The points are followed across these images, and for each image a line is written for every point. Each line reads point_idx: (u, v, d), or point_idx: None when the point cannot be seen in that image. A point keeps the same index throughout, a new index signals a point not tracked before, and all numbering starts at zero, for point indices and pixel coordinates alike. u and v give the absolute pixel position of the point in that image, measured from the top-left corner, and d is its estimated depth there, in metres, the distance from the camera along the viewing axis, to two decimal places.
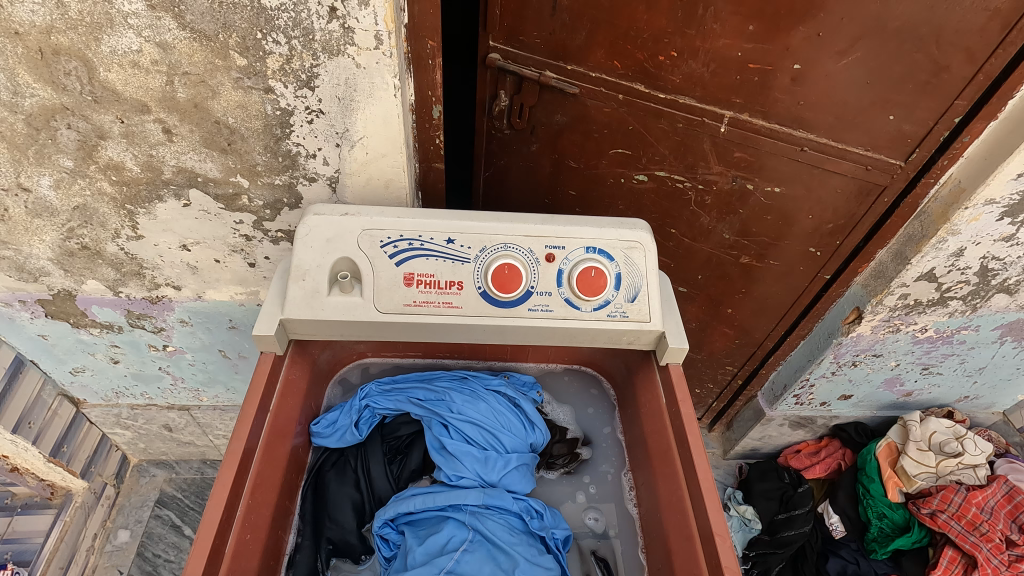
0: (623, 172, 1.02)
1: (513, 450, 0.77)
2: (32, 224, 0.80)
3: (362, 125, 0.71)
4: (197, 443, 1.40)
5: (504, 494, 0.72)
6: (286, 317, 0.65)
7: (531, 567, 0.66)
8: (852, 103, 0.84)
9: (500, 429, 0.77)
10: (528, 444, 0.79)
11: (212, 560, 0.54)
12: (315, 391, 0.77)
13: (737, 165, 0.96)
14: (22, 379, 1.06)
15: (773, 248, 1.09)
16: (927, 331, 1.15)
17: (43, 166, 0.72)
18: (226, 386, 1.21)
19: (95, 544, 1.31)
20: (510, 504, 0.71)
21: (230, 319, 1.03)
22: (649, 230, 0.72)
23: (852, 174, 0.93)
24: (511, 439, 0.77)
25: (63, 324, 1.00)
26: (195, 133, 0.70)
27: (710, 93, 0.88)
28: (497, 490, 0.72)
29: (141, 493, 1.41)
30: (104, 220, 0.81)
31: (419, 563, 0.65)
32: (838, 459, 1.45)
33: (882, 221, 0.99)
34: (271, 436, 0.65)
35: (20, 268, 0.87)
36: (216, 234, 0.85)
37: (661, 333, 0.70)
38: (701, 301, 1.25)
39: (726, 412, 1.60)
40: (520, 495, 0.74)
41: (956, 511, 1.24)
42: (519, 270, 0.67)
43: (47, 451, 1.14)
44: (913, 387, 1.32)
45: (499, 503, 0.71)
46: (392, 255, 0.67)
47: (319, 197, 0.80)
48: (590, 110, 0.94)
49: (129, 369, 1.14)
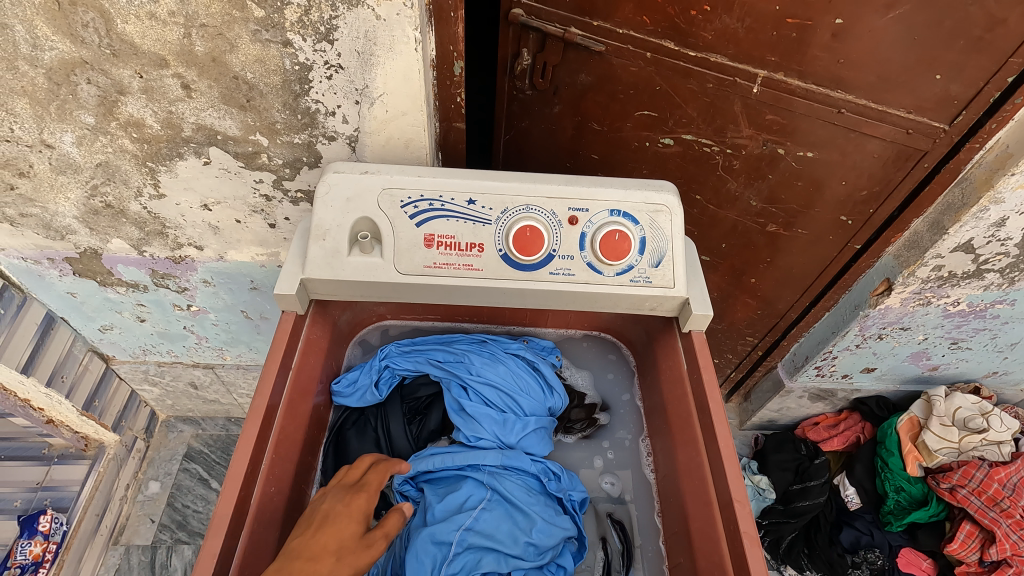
0: (648, 135, 0.99)
1: (531, 413, 0.77)
2: (56, 181, 0.80)
3: (381, 81, 0.69)
4: (221, 401, 1.44)
5: (523, 456, 0.73)
6: (306, 276, 0.65)
7: (548, 527, 0.67)
8: (896, 61, 0.79)
9: (518, 392, 0.77)
10: (546, 408, 0.79)
11: (238, 510, 0.56)
12: (335, 351, 0.78)
13: (768, 128, 0.92)
14: (53, 335, 1.10)
15: (802, 216, 1.05)
16: (959, 304, 1.11)
17: (64, 123, 0.72)
18: (249, 346, 1.23)
19: (128, 493, 1.37)
20: (527, 465, 0.72)
21: (252, 280, 1.04)
22: (676, 194, 0.70)
23: (891, 138, 0.88)
24: (529, 402, 0.77)
25: (91, 282, 1.02)
26: (214, 89, 0.69)
27: (743, 50, 0.83)
28: (515, 451, 0.73)
29: (170, 447, 1.46)
30: (126, 178, 0.81)
31: (438, 519, 0.67)
32: (857, 433, 1.43)
33: (920, 188, 0.95)
34: (292, 394, 0.66)
35: (48, 226, 0.89)
36: (236, 193, 0.85)
37: (685, 300, 0.69)
38: (724, 270, 1.23)
39: (744, 383, 1.58)
40: (538, 457, 0.75)
41: (977, 487, 1.23)
42: (541, 233, 0.66)
43: (80, 405, 1.18)
44: (939, 361, 1.29)
45: (516, 464, 0.71)
46: (412, 215, 0.66)
47: (338, 156, 0.79)
48: (616, 69, 0.91)
49: (155, 327, 1.16)
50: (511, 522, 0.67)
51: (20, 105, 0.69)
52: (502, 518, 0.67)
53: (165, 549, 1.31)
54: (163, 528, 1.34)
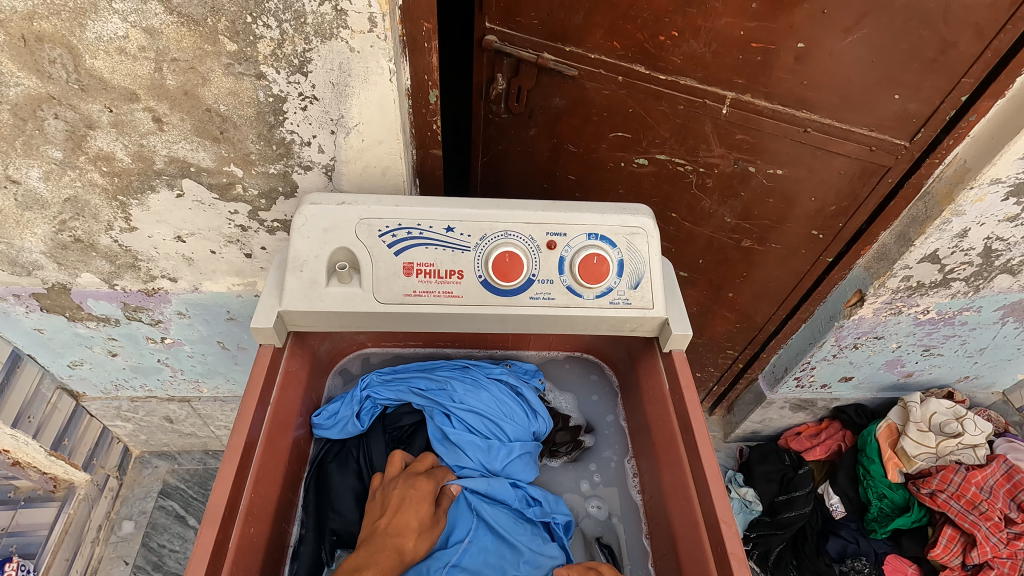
0: (623, 156, 1.01)
1: (516, 439, 0.77)
2: (23, 217, 0.78)
3: (357, 111, 0.69)
4: (198, 434, 1.40)
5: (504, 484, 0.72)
6: (283, 308, 0.64)
7: (535, 556, 0.67)
8: (857, 82, 0.82)
9: (502, 419, 0.76)
10: (531, 433, 0.79)
11: (216, 554, 0.54)
12: (315, 382, 0.76)
13: (739, 147, 0.95)
14: (19, 373, 1.06)
15: (775, 231, 1.08)
16: (929, 313, 1.14)
17: (31, 158, 0.70)
18: (226, 377, 1.21)
19: (100, 535, 1.31)
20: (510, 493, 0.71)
21: (228, 311, 1.02)
22: (652, 215, 0.71)
23: (856, 155, 0.91)
24: (513, 428, 0.77)
25: (59, 318, 0.99)
26: (186, 122, 0.68)
27: (711, 73, 0.86)
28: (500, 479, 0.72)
29: (144, 484, 1.41)
30: (96, 212, 0.79)
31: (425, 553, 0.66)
32: (838, 441, 1.45)
33: (886, 202, 0.98)
34: (272, 429, 0.64)
35: (13, 262, 0.86)
36: (211, 225, 0.83)
37: (664, 320, 0.70)
38: (702, 286, 1.25)
39: (726, 395, 1.60)
40: (523, 483, 0.74)
41: (956, 490, 1.25)
42: (520, 258, 0.66)
43: (48, 445, 1.14)
44: (913, 368, 1.32)
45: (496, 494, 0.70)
46: (390, 244, 0.66)
47: (314, 186, 0.78)
48: (589, 93, 0.93)
49: (128, 362, 1.13)
50: (494, 557, 0.66)
51: None
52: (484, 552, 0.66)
53: None
54: (137, 570, 1.28)
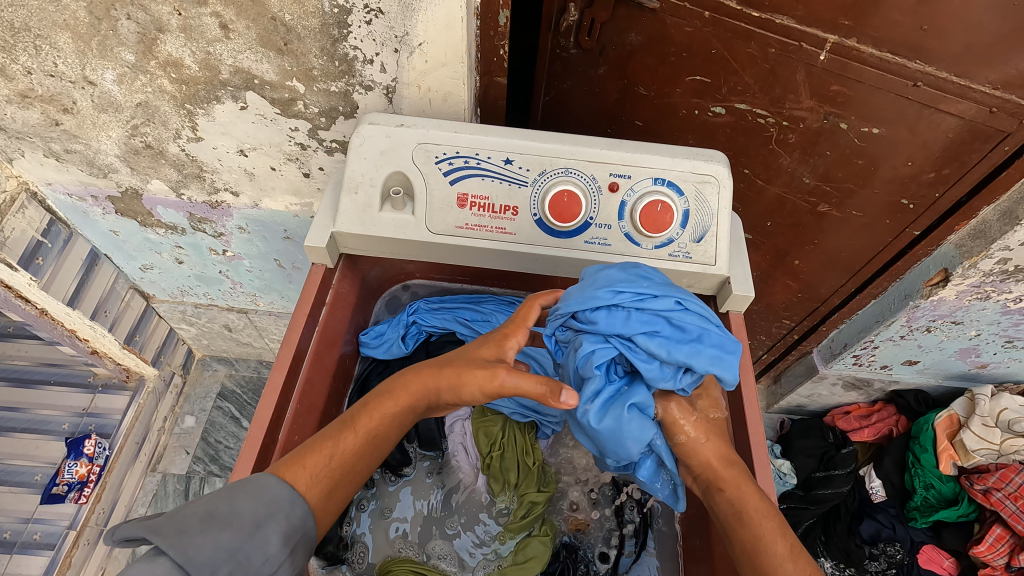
0: (698, 103, 0.93)
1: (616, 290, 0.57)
2: (99, 119, 0.81)
3: (422, 29, 0.66)
4: (254, 344, 1.47)
5: (628, 297, 0.57)
6: (336, 229, 0.65)
7: (629, 297, 0.57)
8: (990, 28, 0.71)
9: (625, 293, 0.57)
10: (612, 289, 0.57)
11: (263, 452, 0.58)
12: (363, 305, 0.79)
13: (832, 100, 0.85)
14: (97, 271, 1.13)
15: (856, 196, 0.99)
16: (1022, 302, 1.04)
17: (105, 60, 0.71)
18: (281, 294, 1.26)
19: (165, 425, 1.44)
20: (619, 297, 0.56)
21: (285, 230, 1.04)
22: (727, 164, 0.66)
23: (970, 116, 0.81)
24: (619, 293, 0.57)
25: (132, 222, 1.04)
26: (252, 30, 0.67)
27: (813, 12, 0.76)
28: (619, 294, 0.57)
29: (205, 385, 1.52)
30: (166, 119, 0.80)
31: (628, 295, 0.57)
32: (890, 426, 1.39)
33: (996, 173, 0.88)
34: (320, 345, 0.67)
35: (91, 163, 0.90)
36: (272, 140, 0.84)
37: (726, 279, 0.66)
38: (766, 250, 1.18)
39: (775, 365, 1.53)
40: (613, 295, 0.57)
41: (1013, 491, 1.19)
42: (578, 199, 0.64)
43: (122, 338, 1.24)
44: (990, 359, 1.22)
45: (637, 300, 0.57)
46: (446, 172, 0.65)
47: (374, 107, 0.77)
48: (669, 29, 0.84)
49: (193, 270, 1.19)
50: (638, 304, 0.56)
51: (63, 40, 0.69)
52: (650, 301, 0.57)
53: (198, 479, 1.39)
54: (196, 460, 1.41)
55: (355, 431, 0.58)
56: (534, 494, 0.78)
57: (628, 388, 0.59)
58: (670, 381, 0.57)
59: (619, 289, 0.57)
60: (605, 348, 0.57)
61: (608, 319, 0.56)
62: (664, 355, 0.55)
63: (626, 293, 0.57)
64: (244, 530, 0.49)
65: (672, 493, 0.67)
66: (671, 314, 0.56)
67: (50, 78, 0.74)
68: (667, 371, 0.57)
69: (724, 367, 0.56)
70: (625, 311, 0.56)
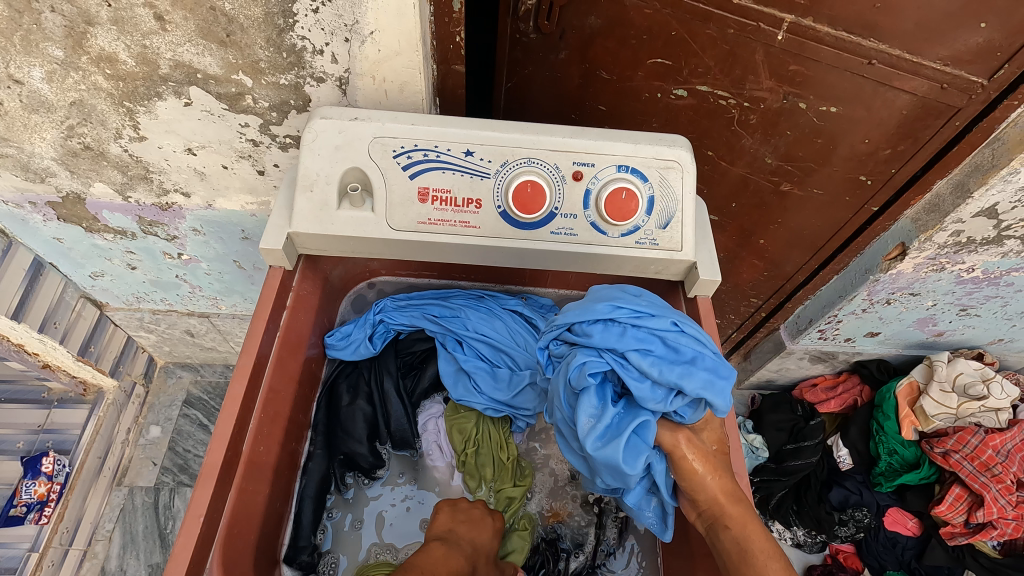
0: (660, 87, 0.92)
1: (615, 307, 0.59)
2: (30, 120, 0.75)
3: (373, 16, 0.63)
4: (219, 349, 1.43)
5: (627, 314, 0.59)
6: (293, 230, 0.62)
7: (629, 315, 0.58)
8: (940, 4, 0.72)
9: (624, 311, 0.59)
10: (611, 306, 0.59)
11: (227, 466, 0.56)
12: (327, 306, 0.76)
13: (791, 80, 0.86)
14: (43, 281, 1.07)
15: (817, 175, 1.00)
16: (974, 271, 1.08)
17: (31, 56, 0.66)
18: (244, 296, 1.22)
19: (129, 437, 1.39)
20: (617, 313, 0.59)
21: (243, 230, 1.00)
22: (689, 149, 0.66)
23: (923, 93, 0.82)
24: (618, 311, 0.59)
25: (76, 228, 0.99)
26: (190, 21, 0.63)
27: None
28: (617, 311, 0.59)
29: (169, 393, 1.47)
30: (104, 118, 0.76)
31: (627, 313, 0.59)
32: (855, 396, 1.44)
33: (948, 148, 0.90)
34: (282, 350, 0.65)
35: (26, 168, 0.84)
36: (221, 138, 0.80)
37: (692, 264, 0.67)
38: (732, 231, 1.19)
39: (744, 343, 1.57)
40: (612, 311, 0.59)
41: (970, 452, 1.25)
42: (543, 189, 0.63)
43: (76, 350, 1.18)
44: (946, 327, 1.27)
45: (635, 318, 0.58)
46: (405, 167, 0.63)
47: (328, 100, 0.74)
48: (629, 12, 0.83)
49: (147, 276, 1.14)
50: (635, 322, 0.58)
51: None
52: (649, 320, 0.58)
53: (168, 490, 1.35)
54: (165, 471, 1.37)
55: None
56: (510, 487, 0.78)
57: (623, 409, 0.59)
58: (661, 404, 0.57)
59: (618, 306, 0.59)
60: (600, 362, 0.58)
61: (606, 334, 0.58)
62: (657, 374, 0.56)
63: (624, 311, 0.59)
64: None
65: (660, 518, 0.67)
66: (668, 335, 0.58)
67: None
68: (659, 392, 0.57)
69: (715, 393, 0.57)
70: (622, 327, 0.58)
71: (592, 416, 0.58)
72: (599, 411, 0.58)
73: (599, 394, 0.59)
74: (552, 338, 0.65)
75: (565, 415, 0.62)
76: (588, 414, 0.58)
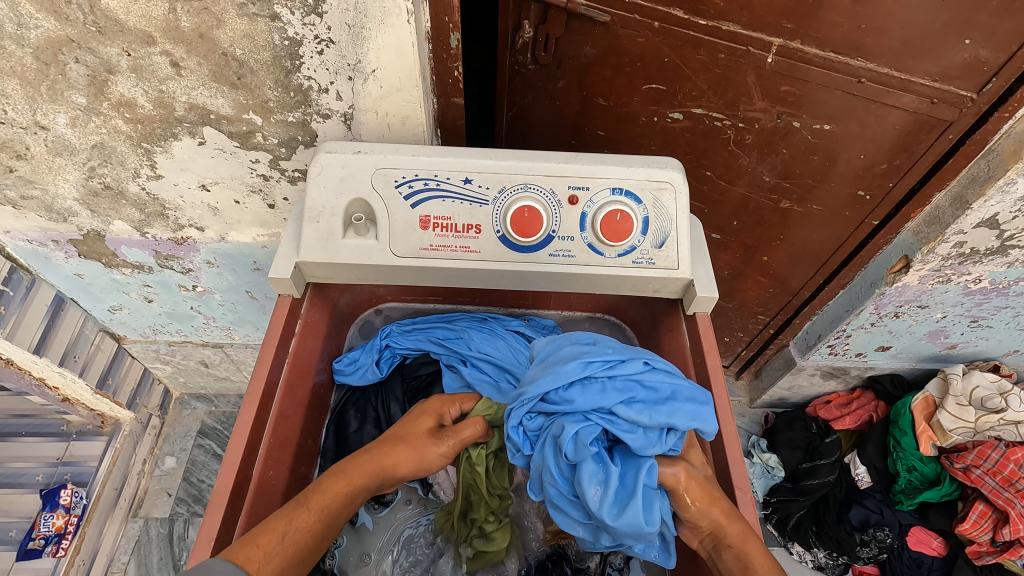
0: (656, 110, 0.95)
1: (586, 364, 0.60)
2: (54, 163, 0.80)
3: (375, 55, 0.66)
4: (232, 379, 1.45)
5: (601, 366, 0.60)
6: (301, 259, 0.65)
7: (601, 368, 0.60)
8: (923, 24, 0.74)
9: (596, 365, 0.60)
10: (582, 364, 0.60)
11: (237, 490, 0.57)
12: (335, 333, 0.78)
13: (783, 100, 0.88)
14: (64, 316, 1.11)
15: (816, 191, 1.02)
16: (981, 282, 1.07)
17: (56, 103, 0.70)
18: (256, 326, 1.24)
19: (145, 468, 1.41)
20: (591, 369, 0.60)
21: (254, 261, 1.03)
22: (682, 169, 0.67)
23: (914, 108, 0.84)
24: (591, 367, 0.60)
25: (96, 264, 1.03)
26: (204, 67, 0.67)
27: (757, 17, 0.79)
28: (591, 367, 0.60)
29: (184, 424, 1.49)
30: (123, 159, 0.80)
31: (599, 365, 0.60)
32: (870, 412, 1.42)
33: (943, 161, 0.91)
34: (291, 375, 0.67)
35: (49, 208, 0.88)
36: (233, 174, 0.83)
37: (690, 281, 0.68)
38: (735, 249, 1.20)
39: (754, 360, 1.56)
40: (584, 369, 0.60)
41: (992, 467, 1.22)
42: (540, 213, 0.65)
43: (94, 383, 1.21)
44: (958, 339, 1.26)
45: (608, 369, 0.60)
46: (407, 196, 0.65)
47: (334, 135, 0.77)
48: (621, 41, 0.86)
49: (163, 308, 1.17)
50: (609, 372, 0.60)
51: (11, 86, 0.68)
52: (621, 368, 0.60)
53: (182, 521, 1.35)
54: (179, 501, 1.38)
55: (309, 508, 0.57)
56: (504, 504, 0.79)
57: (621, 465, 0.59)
58: (659, 445, 0.58)
59: (589, 362, 0.60)
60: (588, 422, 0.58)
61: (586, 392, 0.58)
62: (647, 418, 0.57)
63: (597, 366, 0.60)
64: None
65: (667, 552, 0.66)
66: (642, 377, 0.60)
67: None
68: (652, 434, 0.58)
69: (702, 420, 0.59)
70: (600, 381, 0.59)
71: (600, 484, 0.56)
72: (605, 477, 0.57)
73: (599, 460, 0.57)
74: (526, 413, 0.63)
75: (562, 491, 0.59)
76: (594, 484, 0.56)
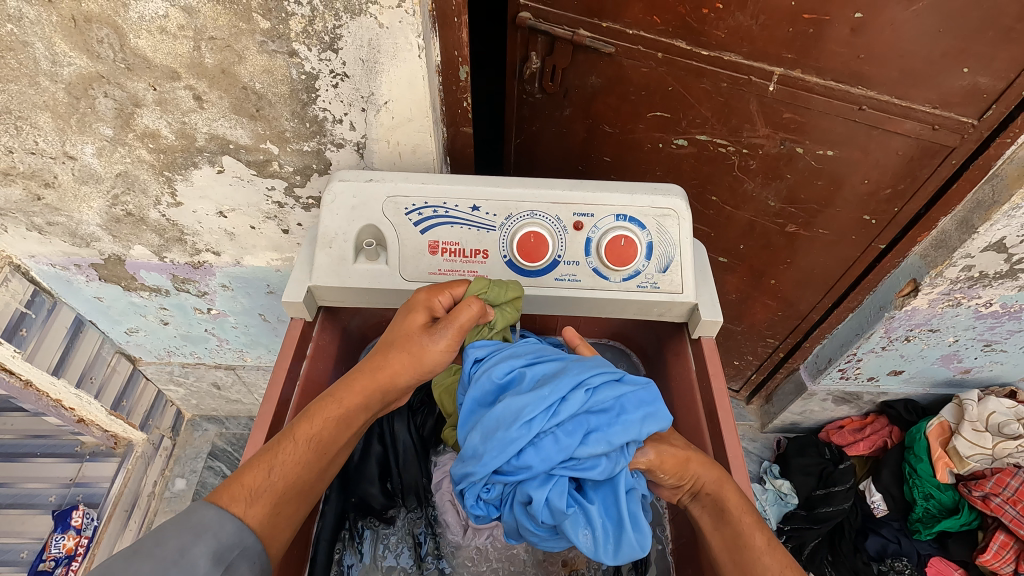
0: (661, 137, 0.97)
1: (529, 424, 0.54)
2: (80, 190, 0.83)
3: (387, 88, 0.69)
4: (244, 400, 1.47)
5: (543, 419, 0.54)
6: (313, 283, 0.66)
7: (545, 420, 0.54)
8: (921, 53, 0.75)
9: (539, 421, 0.54)
10: (524, 426, 0.54)
11: None
12: (345, 355, 0.80)
13: (785, 127, 0.90)
14: (82, 337, 1.14)
15: (822, 215, 1.02)
16: (992, 306, 1.07)
17: (85, 135, 0.74)
18: (268, 348, 1.26)
19: (155, 489, 1.41)
20: (534, 427, 0.53)
21: (268, 284, 1.06)
22: (685, 196, 0.69)
23: (916, 134, 0.85)
24: (536, 426, 0.54)
25: (116, 287, 1.05)
26: (225, 100, 0.70)
27: (758, 48, 0.81)
28: (535, 426, 0.53)
29: (196, 446, 1.50)
30: (145, 187, 0.83)
31: (541, 415, 0.54)
32: (884, 438, 1.40)
33: (948, 185, 0.91)
34: (303, 397, 0.68)
35: (73, 234, 0.92)
36: (249, 201, 0.86)
37: (694, 305, 0.69)
38: (742, 272, 1.21)
39: (765, 384, 1.55)
40: (528, 431, 0.53)
41: (1012, 495, 1.18)
42: (545, 238, 0.66)
43: (108, 405, 1.23)
44: (972, 364, 1.24)
45: (551, 417, 0.54)
46: (416, 223, 0.67)
47: (347, 163, 0.80)
48: (626, 71, 0.88)
49: (178, 330, 1.20)
50: (553, 416, 0.54)
51: (44, 119, 0.71)
52: (564, 403, 0.54)
53: None
54: None
55: (297, 440, 0.56)
56: None
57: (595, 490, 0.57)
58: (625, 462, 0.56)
59: (530, 423, 0.54)
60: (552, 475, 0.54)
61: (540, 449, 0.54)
62: (607, 448, 0.54)
63: (541, 422, 0.54)
64: (167, 559, 0.48)
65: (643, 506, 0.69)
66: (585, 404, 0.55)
67: (31, 155, 0.76)
68: (615, 458, 0.56)
69: (655, 418, 0.56)
70: (549, 434, 0.54)
71: (589, 530, 0.55)
72: (592, 523, 0.55)
73: (578, 508, 0.56)
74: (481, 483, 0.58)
75: (545, 535, 0.59)
76: (582, 530, 0.55)
